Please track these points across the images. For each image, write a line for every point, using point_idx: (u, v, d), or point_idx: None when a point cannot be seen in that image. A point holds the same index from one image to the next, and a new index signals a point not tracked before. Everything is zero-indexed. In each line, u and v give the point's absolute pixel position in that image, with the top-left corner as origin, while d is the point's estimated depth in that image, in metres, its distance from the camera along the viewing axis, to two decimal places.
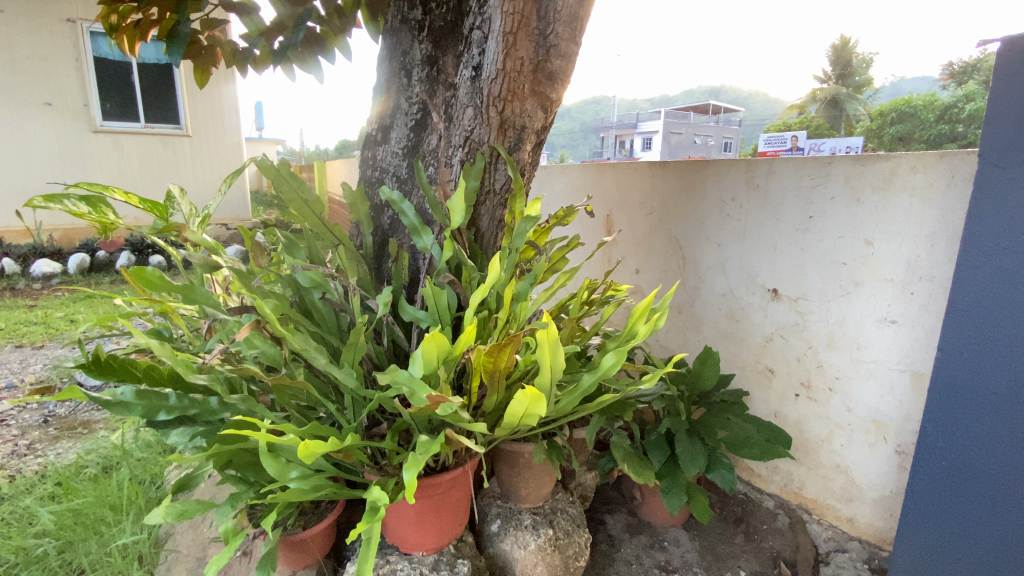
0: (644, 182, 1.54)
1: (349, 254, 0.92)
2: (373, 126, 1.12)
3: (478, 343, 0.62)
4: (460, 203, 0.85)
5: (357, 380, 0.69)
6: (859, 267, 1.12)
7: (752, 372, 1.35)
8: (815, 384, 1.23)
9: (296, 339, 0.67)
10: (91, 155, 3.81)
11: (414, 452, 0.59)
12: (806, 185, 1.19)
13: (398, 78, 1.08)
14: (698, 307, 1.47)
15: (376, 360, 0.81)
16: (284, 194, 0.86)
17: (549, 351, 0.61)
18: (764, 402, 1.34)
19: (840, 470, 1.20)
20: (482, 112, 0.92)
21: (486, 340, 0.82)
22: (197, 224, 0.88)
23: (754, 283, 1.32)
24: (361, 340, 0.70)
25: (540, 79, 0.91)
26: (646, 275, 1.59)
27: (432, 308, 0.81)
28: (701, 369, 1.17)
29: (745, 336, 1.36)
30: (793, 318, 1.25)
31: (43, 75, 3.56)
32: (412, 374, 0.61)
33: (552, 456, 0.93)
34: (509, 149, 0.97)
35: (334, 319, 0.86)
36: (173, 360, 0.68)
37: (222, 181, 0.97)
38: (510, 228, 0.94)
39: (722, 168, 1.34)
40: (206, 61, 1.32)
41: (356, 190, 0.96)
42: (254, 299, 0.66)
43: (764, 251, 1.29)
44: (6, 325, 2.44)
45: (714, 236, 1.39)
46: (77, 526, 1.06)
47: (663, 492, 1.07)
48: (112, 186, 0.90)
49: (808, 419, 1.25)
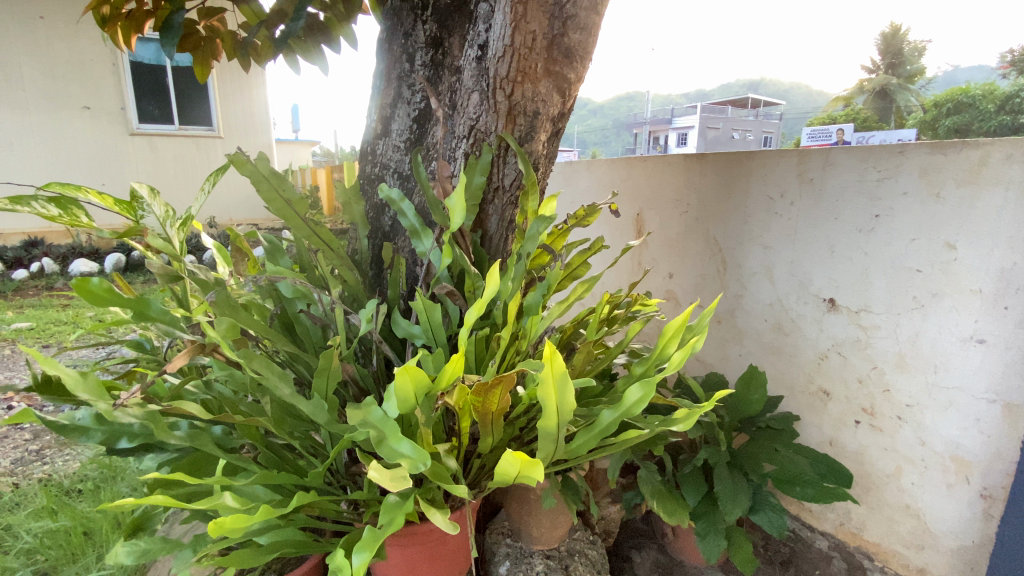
0: (678, 177, 1.39)
1: (338, 260, 0.82)
2: (373, 117, 1.01)
3: (466, 376, 0.50)
4: (460, 202, 0.72)
5: (329, 414, 0.58)
6: (938, 275, 0.94)
7: (803, 394, 1.19)
8: (880, 412, 1.06)
9: (257, 366, 0.56)
10: (127, 157, 3.87)
11: (382, 515, 0.48)
12: (871, 179, 1.02)
13: (399, 62, 0.97)
14: (740, 317, 1.30)
15: (362, 385, 0.70)
16: (263, 193, 0.75)
17: (553, 388, 0.48)
18: (816, 428, 1.17)
19: (910, 513, 1.03)
20: (489, 96, 0.80)
21: (488, 364, 0.70)
22: (172, 226, 0.80)
23: (806, 292, 1.15)
24: (337, 366, 0.59)
25: (556, 57, 0.78)
26: (680, 280, 1.43)
27: (424, 324, 0.69)
28: (746, 391, 1.02)
29: (795, 351, 1.19)
30: (853, 333, 1.08)
31: (81, 79, 3.63)
32: (385, 414, 0.49)
33: (568, 496, 0.79)
34: (521, 139, 0.84)
35: (320, 336, 0.76)
36: (93, 393, 0.51)
37: (204, 180, 0.88)
38: (521, 231, 0.82)
39: (770, 161, 1.18)
40: (205, 53, 1.24)
41: (350, 188, 0.86)
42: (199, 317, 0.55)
43: (819, 256, 1.12)
44: (37, 325, 2.45)
45: (759, 237, 1.23)
46: (65, 547, 0.98)
47: (699, 535, 0.93)
48: (85, 187, 0.82)
49: (870, 451, 1.08)
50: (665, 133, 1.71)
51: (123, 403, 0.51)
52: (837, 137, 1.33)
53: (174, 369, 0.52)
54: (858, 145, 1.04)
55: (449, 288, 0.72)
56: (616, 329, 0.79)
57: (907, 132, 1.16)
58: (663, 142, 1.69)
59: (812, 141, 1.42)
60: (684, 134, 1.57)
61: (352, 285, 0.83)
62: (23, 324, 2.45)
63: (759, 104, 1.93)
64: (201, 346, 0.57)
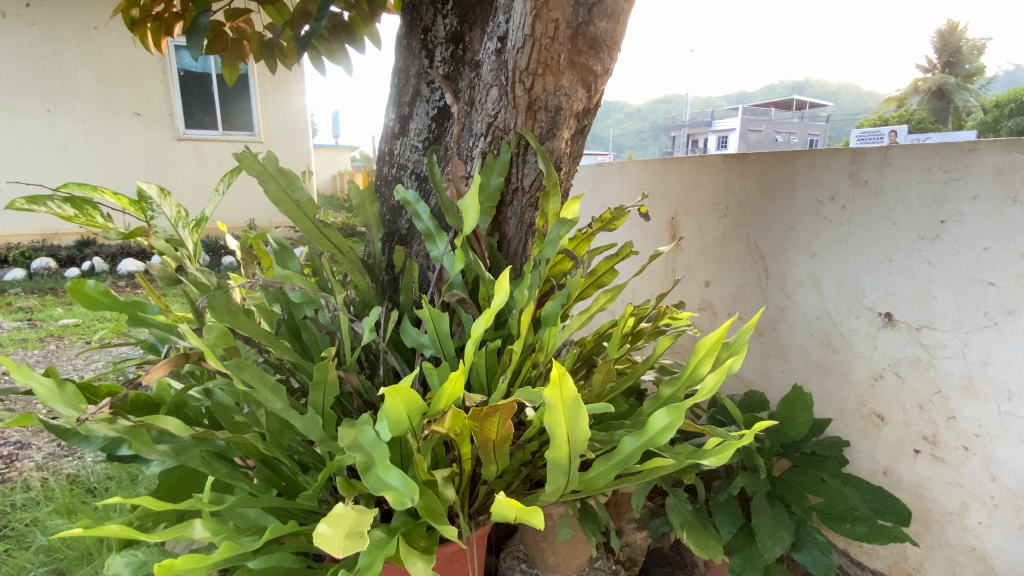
0: (717, 178, 1.30)
1: (348, 264, 0.78)
2: (391, 116, 0.97)
3: (467, 396, 0.46)
4: (473, 203, 0.67)
5: (324, 432, 0.54)
6: (1015, 289, 0.83)
7: (854, 418, 1.08)
8: (943, 441, 0.95)
9: (248, 377, 0.52)
10: (175, 161, 4.03)
11: (366, 550, 0.43)
12: (935, 181, 0.91)
13: (418, 59, 0.93)
14: (783, 330, 1.20)
15: (366, 397, 0.66)
16: (271, 194, 0.72)
17: (562, 417, 0.41)
18: (868, 455, 1.06)
19: (975, 555, 0.93)
20: (508, 91, 0.75)
21: (499, 379, 0.64)
22: (184, 227, 0.79)
23: (859, 304, 1.05)
24: (334, 378, 0.55)
25: (580, 48, 0.72)
26: (717, 289, 1.34)
27: (432, 333, 0.64)
28: (789, 413, 0.93)
29: (845, 370, 1.08)
30: (913, 352, 0.97)
31: (133, 87, 3.79)
32: (378, 436, 0.45)
33: (587, 525, 0.69)
34: (542, 136, 0.78)
35: (325, 344, 0.72)
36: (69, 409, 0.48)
37: (219, 181, 0.86)
38: (541, 235, 0.77)
39: (820, 160, 1.08)
40: (232, 54, 1.23)
41: (364, 188, 0.82)
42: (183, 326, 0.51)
43: (874, 265, 1.02)
44: (82, 321, 2.54)
45: (806, 244, 1.14)
46: (81, 547, 0.98)
47: (734, 572, 0.83)
48: (102, 187, 0.81)
49: (931, 484, 0.97)
50: (705, 135, 1.58)
51: (85, 420, 0.47)
52: (889, 138, 1.20)
53: (150, 382, 0.48)
54: (922, 143, 0.94)
55: (460, 296, 0.67)
56: (643, 343, 0.71)
57: (966, 132, 1.06)
58: (702, 145, 1.56)
59: (862, 142, 1.29)
60: (723, 136, 1.47)
61: (363, 290, 0.78)
62: (70, 320, 2.55)
63: (806, 104, 1.77)
64: (187, 354, 0.52)
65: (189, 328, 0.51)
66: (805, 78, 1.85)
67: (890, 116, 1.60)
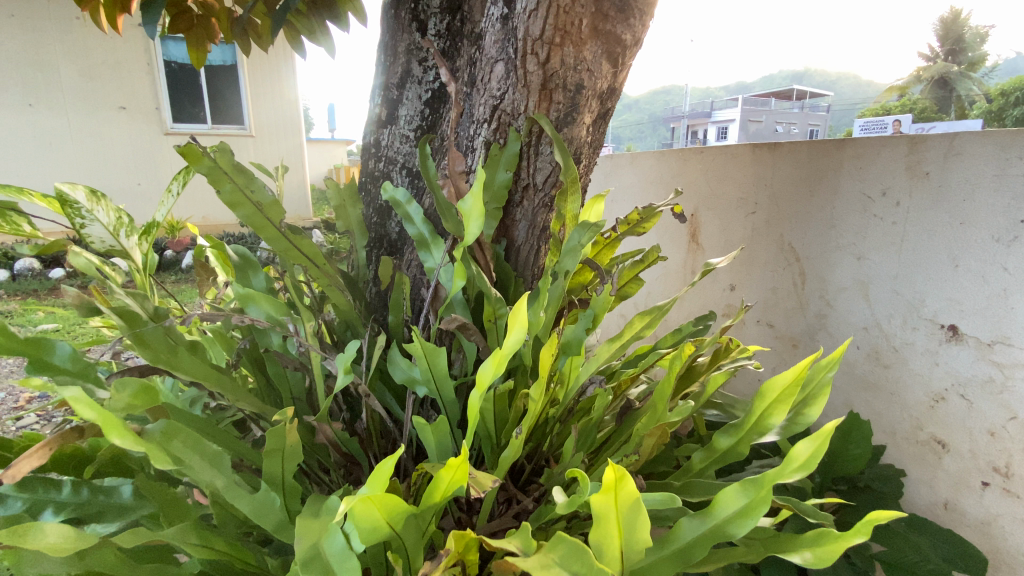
0: (746, 170, 1.17)
1: (324, 280, 0.64)
2: (377, 101, 0.83)
3: (472, 486, 0.33)
4: (477, 205, 0.53)
5: (283, 514, 0.41)
6: None
7: (908, 443, 0.95)
8: (1019, 475, 0.82)
9: (175, 447, 0.39)
10: (164, 157, 3.85)
11: None
12: (1016, 173, 0.77)
13: (407, 33, 0.79)
14: (822, 341, 1.08)
15: (345, 448, 0.53)
16: (223, 197, 0.58)
17: (616, 532, 0.29)
18: (926, 486, 0.94)
19: None
20: (517, 65, 0.61)
21: (512, 428, 0.51)
22: (127, 236, 0.66)
23: (916, 315, 0.92)
24: (294, 444, 0.41)
25: (606, 11, 0.58)
26: (744, 293, 1.22)
27: (424, 371, 0.51)
28: (841, 445, 0.80)
29: (898, 389, 0.96)
30: (984, 372, 0.84)
31: (117, 80, 3.59)
32: (348, 545, 0.33)
33: None
34: (558, 121, 0.64)
35: (295, 381, 0.58)
36: None
37: (172, 179, 0.72)
38: (557, 241, 0.64)
39: (869, 149, 0.95)
40: (199, 33, 1.08)
41: (345, 186, 0.68)
42: (63, 387, 0.34)
43: (936, 270, 0.88)
44: None
45: (851, 245, 1.00)
46: None
47: None
48: (30, 188, 0.67)
49: (1001, 521, 0.85)
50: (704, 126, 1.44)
51: None
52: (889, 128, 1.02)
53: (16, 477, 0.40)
54: (998, 129, 0.80)
55: (460, 321, 0.53)
56: (692, 382, 0.57)
57: (968, 120, 0.92)
58: (702, 137, 1.42)
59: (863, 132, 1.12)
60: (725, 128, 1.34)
61: (343, 311, 0.65)
62: None
63: (807, 93, 1.45)
64: (80, 432, 0.44)
65: (75, 390, 0.34)
66: (803, 67, 1.55)
67: (891, 104, 1.15)
